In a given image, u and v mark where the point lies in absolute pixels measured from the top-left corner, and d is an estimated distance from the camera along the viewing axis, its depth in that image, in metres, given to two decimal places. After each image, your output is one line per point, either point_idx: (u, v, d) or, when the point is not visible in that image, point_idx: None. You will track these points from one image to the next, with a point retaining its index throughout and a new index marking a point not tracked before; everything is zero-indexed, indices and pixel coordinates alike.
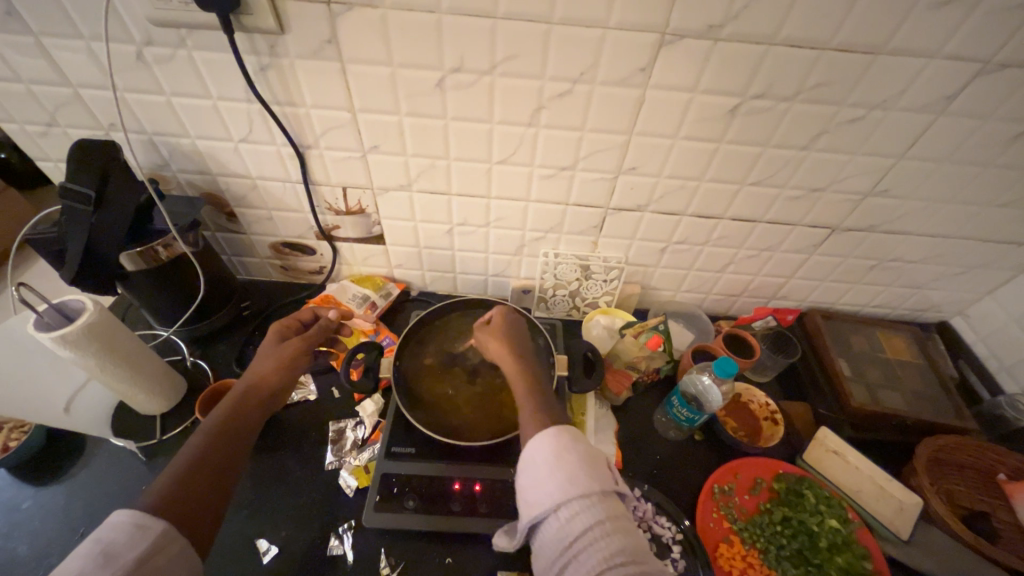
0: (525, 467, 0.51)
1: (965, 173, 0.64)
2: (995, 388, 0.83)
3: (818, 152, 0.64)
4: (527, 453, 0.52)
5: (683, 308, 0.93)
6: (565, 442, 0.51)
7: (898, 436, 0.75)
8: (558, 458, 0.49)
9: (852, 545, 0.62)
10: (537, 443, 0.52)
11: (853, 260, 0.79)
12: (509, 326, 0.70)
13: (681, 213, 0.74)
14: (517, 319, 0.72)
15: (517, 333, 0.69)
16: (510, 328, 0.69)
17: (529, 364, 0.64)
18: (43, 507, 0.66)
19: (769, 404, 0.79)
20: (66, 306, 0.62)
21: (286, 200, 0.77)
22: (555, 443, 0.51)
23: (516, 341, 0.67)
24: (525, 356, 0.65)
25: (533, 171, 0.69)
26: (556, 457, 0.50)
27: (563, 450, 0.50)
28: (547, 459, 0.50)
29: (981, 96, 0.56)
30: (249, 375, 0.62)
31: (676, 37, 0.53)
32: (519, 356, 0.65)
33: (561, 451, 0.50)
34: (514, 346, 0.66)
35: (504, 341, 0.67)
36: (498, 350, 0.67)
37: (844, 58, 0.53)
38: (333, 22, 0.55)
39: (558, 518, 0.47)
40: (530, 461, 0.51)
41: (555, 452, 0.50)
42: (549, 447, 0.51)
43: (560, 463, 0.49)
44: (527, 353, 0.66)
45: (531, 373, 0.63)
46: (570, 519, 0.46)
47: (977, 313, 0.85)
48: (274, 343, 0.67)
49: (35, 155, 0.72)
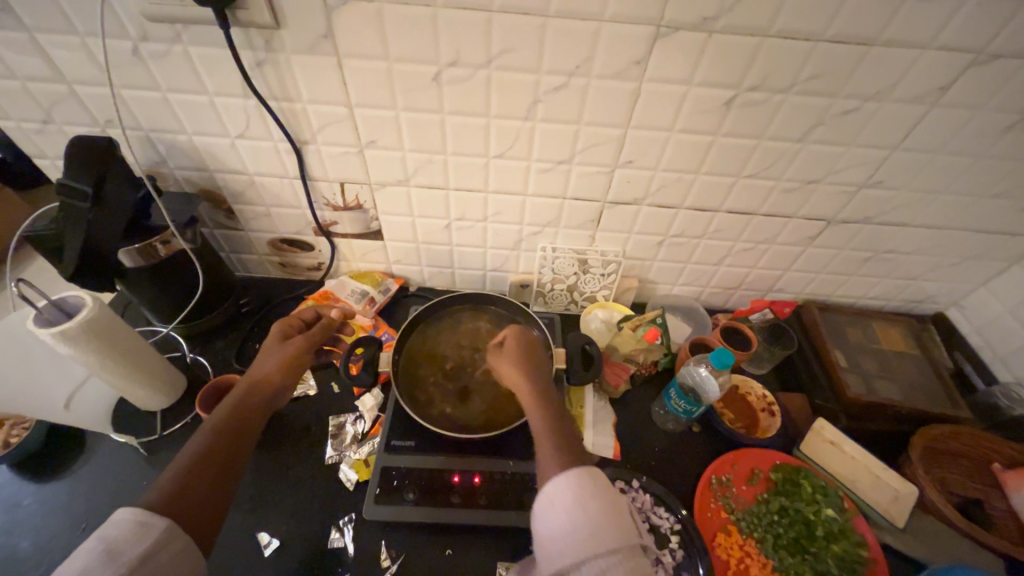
0: (543, 511, 0.48)
1: (959, 164, 0.65)
2: (989, 377, 0.84)
3: (812, 144, 0.64)
4: (544, 494, 0.49)
5: (681, 301, 0.94)
6: (588, 487, 0.48)
7: (894, 426, 0.76)
8: (582, 506, 0.47)
9: (848, 533, 0.63)
10: (556, 484, 0.49)
11: (849, 252, 0.80)
12: (521, 339, 0.67)
13: (678, 206, 0.74)
14: (532, 340, 0.68)
15: (529, 346, 0.66)
16: (522, 342, 0.66)
17: (543, 380, 0.62)
18: (44, 503, 0.66)
19: (765, 396, 0.80)
20: (65, 303, 0.62)
21: (283, 196, 0.77)
22: (577, 488, 0.48)
23: (528, 357, 0.65)
24: (538, 371, 0.63)
25: (530, 165, 0.70)
26: (579, 505, 0.47)
27: (586, 497, 0.47)
28: (569, 506, 0.47)
29: (974, 87, 0.56)
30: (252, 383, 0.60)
31: (671, 30, 0.54)
32: (532, 372, 0.62)
33: (584, 499, 0.47)
34: (527, 361, 0.64)
35: (516, 358, 0.64)
36: (512, 374, 0.63)
37: (838, 50, 0.54)
38: (329, 17, 0.55)
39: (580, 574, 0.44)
40: (549, 505, 0.48)
41: (577, 498, 0.47)
42: (571, 493, 0.48)
43: (584, 513, 0.46)
44: (541, 372, 0.63)
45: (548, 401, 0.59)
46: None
47: (972, 304, 0.86)
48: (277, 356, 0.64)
49: (31, 152, 0.72)
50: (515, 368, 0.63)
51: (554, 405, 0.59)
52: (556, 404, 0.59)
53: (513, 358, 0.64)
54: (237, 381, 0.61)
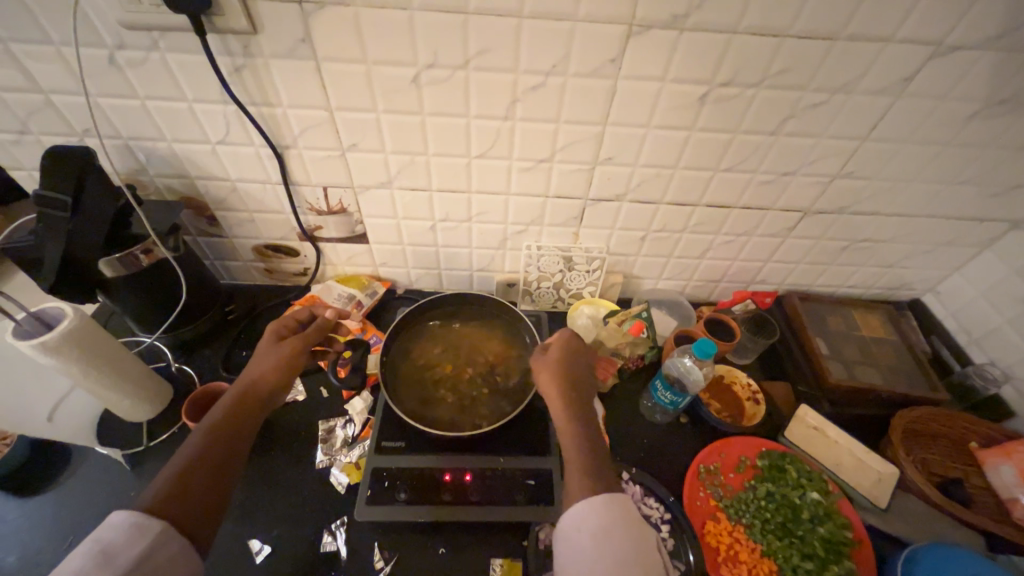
0: (568, 534, 0.49)
1: (927, 152, 0.67)
2: (964, 359, 0.86)
3: (786, 137, 0.66)
4: (571, 517, 0.50)
5: (666, 295, 0.95)
6: (616, 517, 0.49)
7: (875, 410, 0.78)
8: (609, 535, 0.47)
9: (834, 515, 0.64)
10: (583, 508, 0.50)
11: (826, 241, 0.82)
12: (564, 345, 0.67)
13: (658, 201, 0.76)
14: (576, 348, 0.68)
15: (573, 351, 0.67)
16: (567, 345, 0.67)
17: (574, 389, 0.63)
18: (28, 517, 0.65)
19: (749, 385, 0.81)
20: (45, 314, 0.61)
21: (266, 202, 0.77)
22: (605, 516, 0.49)
23: (568, 363, 0.65)
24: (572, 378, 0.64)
25: (512, 164, 0.70)
26: (606, 533, 0.47)
27: (613, 527, 0.48)
28: (596, 534, 0.48)
29: (936, 78, 0.58)
30: (255, 395, 0.60)
31: (643, 28, 0.55)
32: (568, 380, 0.64)
33: (611, 528, 0.48)
34: (564, 368, 0.65)
35: (558, 362, 0.65)
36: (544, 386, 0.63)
37: (804, 45, 0.56)
38: (306, 22, 0.55)
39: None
40: (575, 528, 0.49)
41: (605, 527, 0.48)
42: (598, 520, 0.48)
43: (611, 542, 0.47)
44: (573, 385, 0.63)
45: (576, 415, 0.60)
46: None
47: (946, 289, 0.89)
48: (284, 369, 0.63)
49: (7, 164, 0.71)
50: (547, 380, 0.64)
51: (582, 414, 0.61)
52: (579, 416, 0.60)
53: (549, 368, 0.65)
54: (235, 383, 0.61)
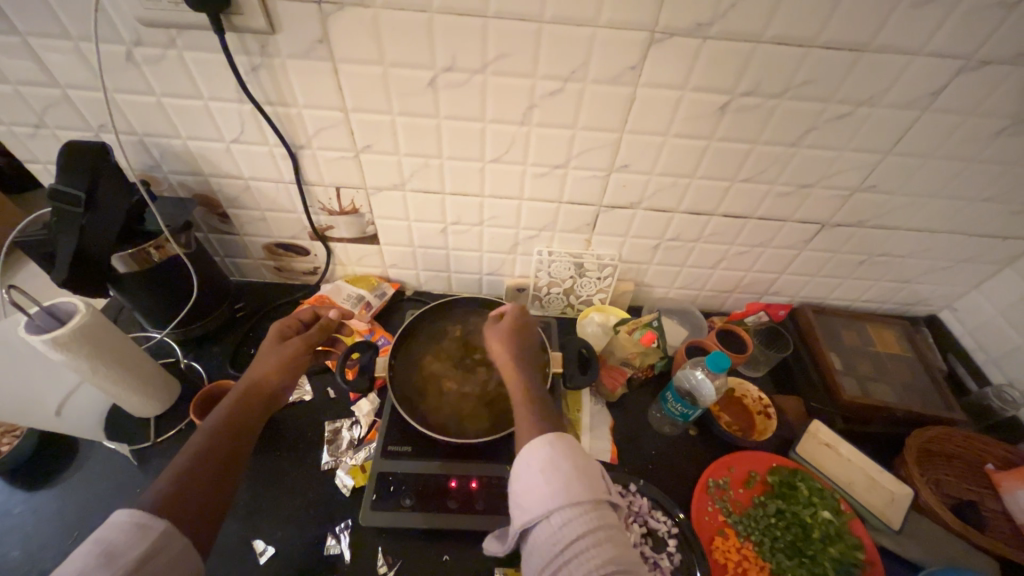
0: (519, 472, 0.51)
1: (951, 167, 0.65)
2: (982, 379, 0.84)
3: (806, 149, 0.64)
4: (522, 458, 0.52)
5: (678, 304, 0.94)
6: (561, 450, 0.51)
7: (889, 428, 0.77)
8: (554, 465, 0.50)
9: (844, 536, 0.63)
10: (532, 448, 0.52)
11: (843, 254, 0.80)
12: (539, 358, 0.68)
13: (673, 210, 0.74)
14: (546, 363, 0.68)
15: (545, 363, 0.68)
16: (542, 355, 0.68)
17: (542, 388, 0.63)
18: (36, 510, 0.65)
19: (761, 399, 0.80)
20: (58, 309, 0.61)
21: (279, 201, 0.77)
22: (550, 450, 0.51)
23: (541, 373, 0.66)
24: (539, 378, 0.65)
25: (526, 169, 0.70)
26: (551, 463, 0.50)
27: (558, 457, 0.50)
28: (543, 467, 0.50)
29: (964, 93, 0.57)
30: (243, 392, 0.59)
31: (665, 35, 0.54)
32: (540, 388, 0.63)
33: (557, 459, 0.50)
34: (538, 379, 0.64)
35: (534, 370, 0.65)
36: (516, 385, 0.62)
37: (829, 58, 0.55)
38: (324, 24, 0.55)
39: (550, 524, 0.47)
40: (524, 465, 0.51)
41: (550, 459, 0.50)
42: (544, 453, 0.51)
43: (555, 468, 0.49)
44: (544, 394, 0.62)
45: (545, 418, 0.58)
46: (563, 525, 0.46)
47: (965, 306, 0.87)
48: (274, 366, 0.62)
49: (23, 157, 0.71)
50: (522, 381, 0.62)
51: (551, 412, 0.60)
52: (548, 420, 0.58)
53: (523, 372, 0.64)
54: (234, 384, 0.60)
